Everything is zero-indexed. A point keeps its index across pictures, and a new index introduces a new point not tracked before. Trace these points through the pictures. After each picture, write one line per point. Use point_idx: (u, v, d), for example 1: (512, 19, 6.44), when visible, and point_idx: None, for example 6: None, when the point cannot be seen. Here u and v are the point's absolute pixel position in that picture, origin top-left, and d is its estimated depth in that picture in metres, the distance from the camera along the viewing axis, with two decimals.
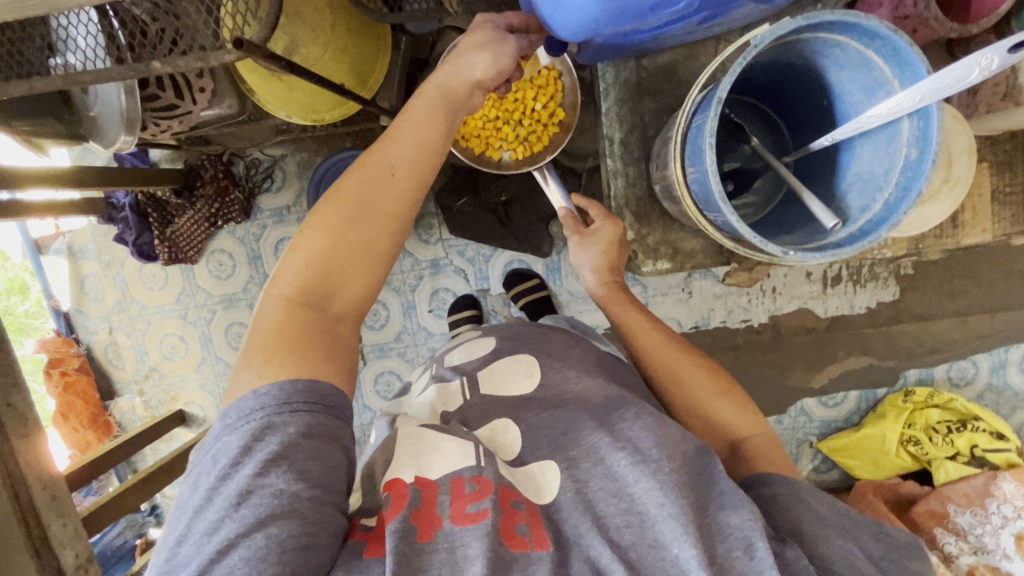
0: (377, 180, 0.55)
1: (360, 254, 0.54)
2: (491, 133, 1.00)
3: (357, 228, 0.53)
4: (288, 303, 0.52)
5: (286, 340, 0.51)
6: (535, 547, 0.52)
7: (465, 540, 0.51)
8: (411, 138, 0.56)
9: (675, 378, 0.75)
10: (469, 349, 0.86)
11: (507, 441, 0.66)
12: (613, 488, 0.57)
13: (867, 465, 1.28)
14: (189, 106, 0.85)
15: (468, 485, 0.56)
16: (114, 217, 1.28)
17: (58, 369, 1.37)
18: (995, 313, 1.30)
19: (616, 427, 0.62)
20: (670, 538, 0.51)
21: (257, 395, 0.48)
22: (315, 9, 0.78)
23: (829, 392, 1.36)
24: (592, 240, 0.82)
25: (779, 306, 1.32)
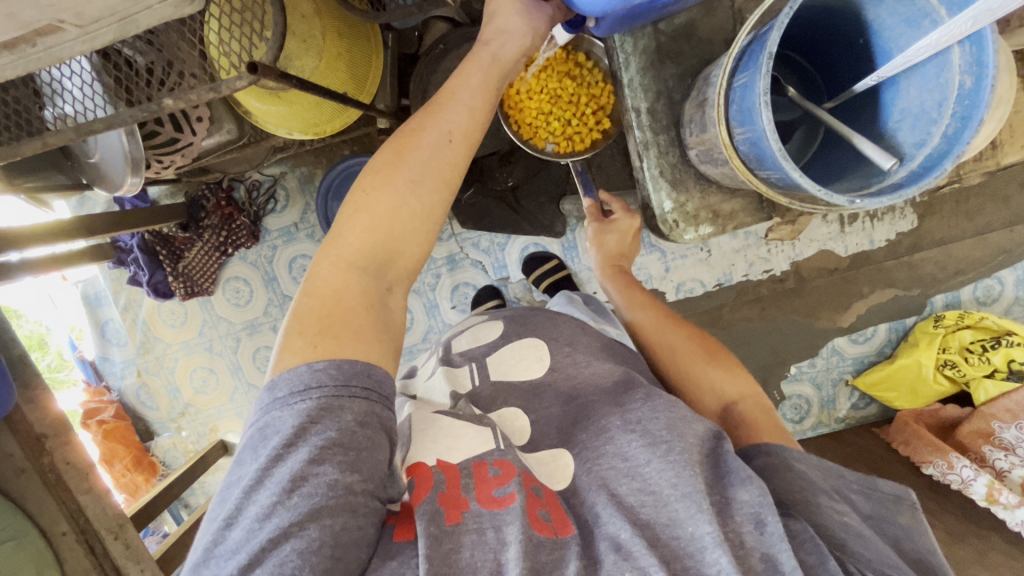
0: (435, 146, 0.53)
1: (414, 224, 0.52)
2: (538, 121, 0.98)
3: (415, 194, 0.52)
4: (346, 267, 0.51)
5: (341, 311, 0.50)
6: (559, 532, 0.52)
7: (496, 522, 0.51)
8: (466, 105, 0.55)
9: (667, 350, 0.81)
10: (475, 333, 0.87)
11: (515, 429, 0.67)
12: (623, 467, 0.56)
13: (906, 394, 1.29)
14: (189, 138, 0.83)
15: (491, 470, 0.56)
16: (124, 260, 1.27)
17: (94, 420, 1.37)
18: (1014, 227, 1.30)
19: (627, 409, 0.62)
20: (684, 517, 0.50)
21: (308, 372, 0.47)
22: (304, 19, 0.76)
23: (858, 329, 1.36)
24: (611, 226, 0.97)
25: (800, 251, 1.32)
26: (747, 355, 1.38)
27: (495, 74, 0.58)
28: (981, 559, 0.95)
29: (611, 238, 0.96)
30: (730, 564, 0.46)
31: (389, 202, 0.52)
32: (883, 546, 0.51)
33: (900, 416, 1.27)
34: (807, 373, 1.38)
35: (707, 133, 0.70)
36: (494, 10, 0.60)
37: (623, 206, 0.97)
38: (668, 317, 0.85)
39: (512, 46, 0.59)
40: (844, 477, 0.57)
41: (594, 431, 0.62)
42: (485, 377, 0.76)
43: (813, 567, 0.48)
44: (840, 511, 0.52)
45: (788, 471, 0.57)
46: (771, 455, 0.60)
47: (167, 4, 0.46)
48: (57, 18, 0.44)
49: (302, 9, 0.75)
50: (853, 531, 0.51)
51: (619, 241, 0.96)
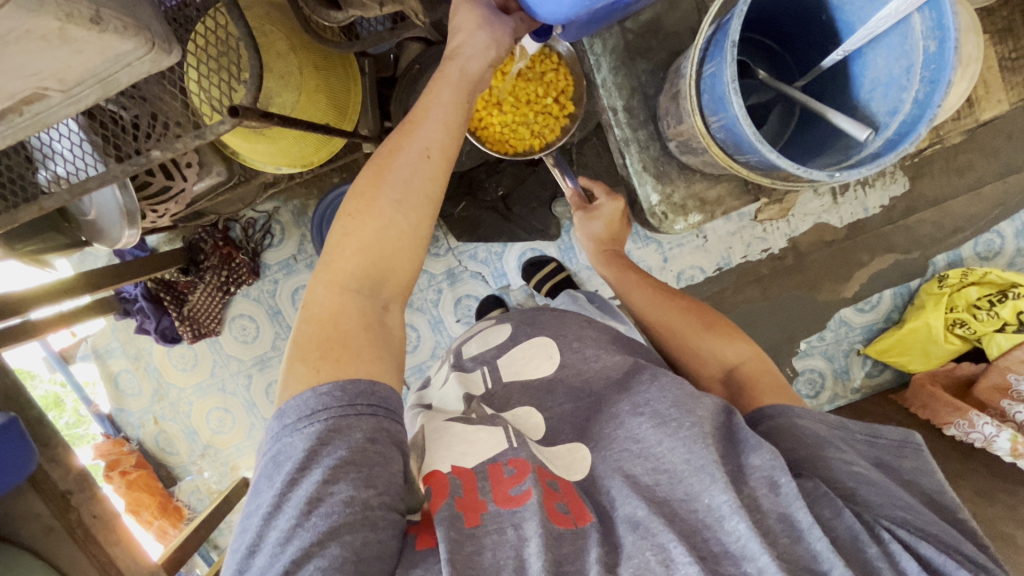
0: (413, 162, 0.54)
1: (402, 239, 0.53)
2: (507, 129, 0.97)
3: (400, 210, 0.53)
4: (341, 290, 0.52)
5: (340, 334, 0.51)
6: (579, 522, 0.53)
7: (515, 520, 0.52)
8: (440, 119, 0.56)
9: (668, 331, 0.81)
10: (484, 336, 0.87)
11: (529, 426, 0.67)
12: (636, 449, 0.57)
13: (917, 357, 1.29)
14: (180, 184, 0.86)
15: (506, 469, 0.57)
16: (130, 310, 1.29)
17: (117, 470, 1.39)
18: (1006, 179, 1.30)
19: (634, 393, 0.64)
20: (700, 490, 0.51)
21: (314, 397, 0.48)
22: (280, 57, 0.78)
23: (863, 298, 1.36)
24: (596, 214, 0.96)
25: (795, 227, 1.32)
26: (755, 337, 1.38)
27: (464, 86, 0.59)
28: (1012, 514, 0.94)
29: (602, 225, 0.96)
30: (749, 530, 0.47)
31: (374, 223, 0.53)
32: (896, 490, 0.51)
33: (913, 380, 1.27)
34: (816, 347, 1.38)
35: (683, 124, 0.70)
36: (457, 25, 0.62)
37: (605, 191, 0.97)
38: (663, 294, 0.85)
39: (478, 59, 0.60)
40: (852, 433, 0.58)
41: (607, 419, 0.63)
42: (495, 380, 0.76)
43: (831, 522, 0.49)
44: (852, 464, 0.53)
45: (790, 429, 0.58)
46: (774, 417, 0.61)
47: (145, 61, 0.48)
48: (41, 86, 0.45)
49: (277, 46, 0.77)
50: (863, 480, 0.51)
51: (607, 226, 0.96)
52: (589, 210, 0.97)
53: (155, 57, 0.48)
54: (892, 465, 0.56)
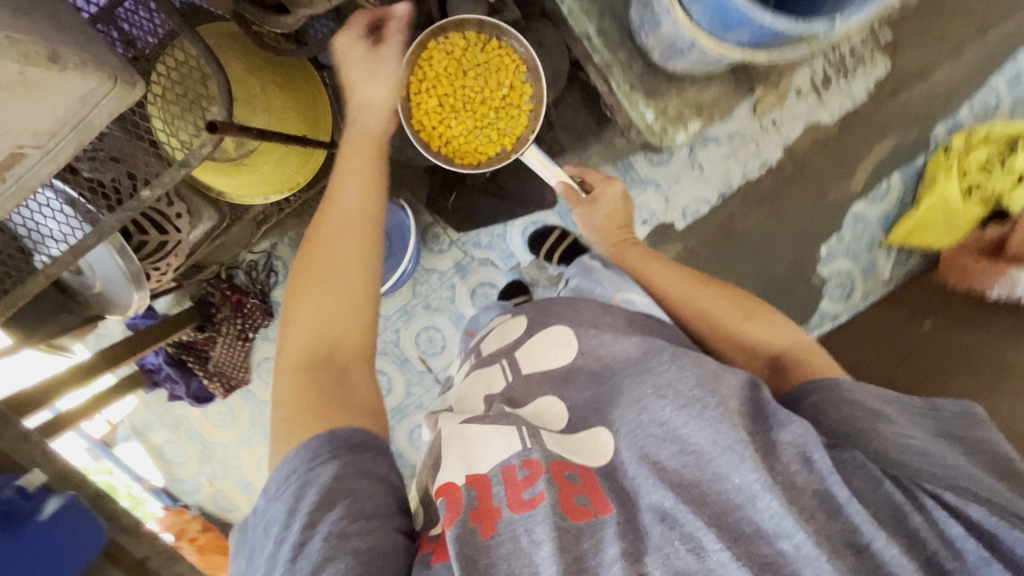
0: (329, 268, 0.69)
1: (330, 318, 0.67)
2: (470, 139, 1.00)
3: (326, 311, 0.67)
4: (298, 374, 0.64)
5: (321, 393, 0.61)
6: (598, 513, 0.54)
7: (527, 526, 0.53)
8: (344, 233, 0.72)
9: (702, 321, 0.83)
10: (500, 331, 0.84)
11: (553, 417, 0.67)
12: (662, 433, 0.57)
13: (940, 234, 1.27)
14: (176, 236, 0.86)
15: (520, 471, 0.57)
16: (157, 380, 1.29)
17: (186, 538, 1.39)
18: (990, 30, 1.24)
19: (655, 374, 0.62)
20: (730, 470, 0.52)
21: (301, 454, 0.57)
22: (234, 77, 0.76)
23: (873, 189, 1.34)
24: (597, 202, 0.99)
25: (787, 134, 1.29)
26: (774, 254, 1.36)
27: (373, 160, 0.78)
28: None
29: (608, 209, 0.99)
30: (781, 506, 0.49)
31: (336, 298, 0.68)
32: (951, 457, 0.55)
33: (942, 258, 1.25)
34: (838, 248, 1.35)
35: (663, 29, 0.70)
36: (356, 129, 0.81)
37: (598, 176, 1.00)
38: (690, 274, 0.87)
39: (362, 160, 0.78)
40: (910, 406, 0.62)
41: (629, 401, 0.62)
42: (514, 373, 0.75)
43: (866, 492, 0.52)
44: (909, 437, 0.57)
45: (841, 400, 0.63)
46: (823, 390, 0.66)
47: (112, 96, 0.48)
48: (16, 144, 0.45)
49: (229, 68, 0.75)
50: (916, 451, 0.55)
51: (608, 211, 0.99)
52: (590, 199, 0.99)
53: (121, 92, 0.48)
54: (959, 436, 0.58)
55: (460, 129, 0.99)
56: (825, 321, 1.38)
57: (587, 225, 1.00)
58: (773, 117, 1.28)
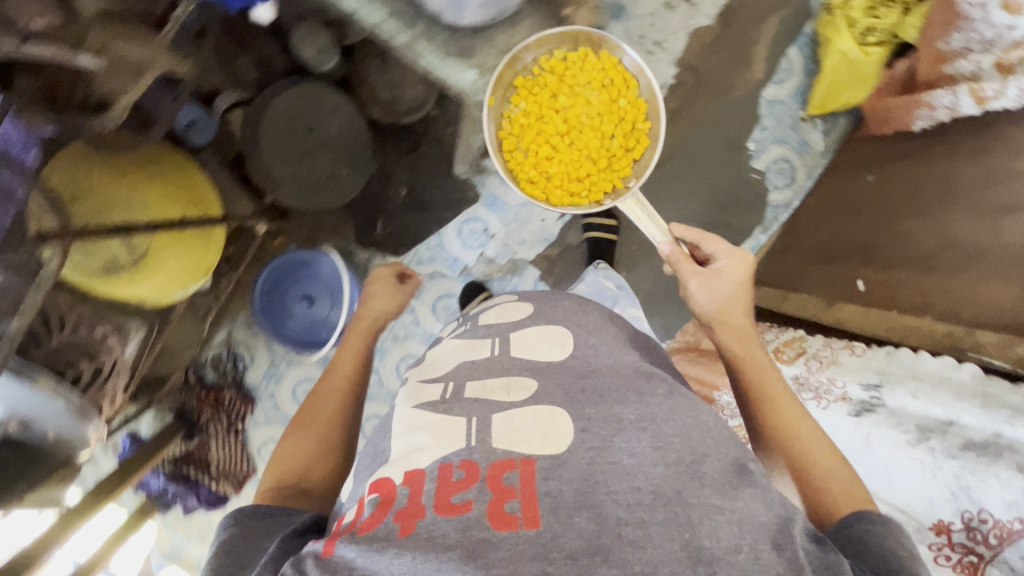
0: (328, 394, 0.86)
1: (315, 447, 0.78)
2: (608, 159, 1.04)
3: (312, 424, 0.81)
4: (277, 482, 0.74)
5: (300, 479, 0.75)
6: (524, 526, 0.50)
7: (444, 530, 0.51)
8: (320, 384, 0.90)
9: (752, 389, 0.76)
10: (505, 309, 0.87)
11: (522, 386, 0.68)
12: (628, 462, 0.55)
13: (854, 87, 1.24)
14: (112, 356, 0.86)
15: (456, 470, 0.57)
16: (168, 500, 1.29)
17: None
18: None
19: (617, 412, 0.62)
20: (688, 521, 0.50)
21: (246, 507, 0.68)
22: (101, 189, 0.77)
23: (777, 69, 1.33)
24: (718, 273, 0.86)
25: (675, 49, 1.32)
26: (706, 166, 1.34)
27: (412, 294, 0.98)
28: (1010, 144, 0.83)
29: (721, 291, 0.84)
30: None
31: (336, 422, 0.82)
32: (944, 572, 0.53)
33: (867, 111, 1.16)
34: (764, 138, 1.34)
35: None
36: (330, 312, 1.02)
37: (728, 249, 0.87)
38: (751, 339, 0.82)
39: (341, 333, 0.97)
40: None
41: (606, 415, 0.61)
42: (504, 351, 0.76)
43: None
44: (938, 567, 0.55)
45: (882, 526, 0.58)
46: (858, 523, 0.59)
47: None
48: None
49: (90, 182, 0.76)
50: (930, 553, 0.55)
51: (718, 289, 0.85)
52: (703, 271, 0.86)
53: None
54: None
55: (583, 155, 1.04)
56: (780, 213, 1.35)
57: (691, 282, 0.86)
58: (652, 38, 1.31)
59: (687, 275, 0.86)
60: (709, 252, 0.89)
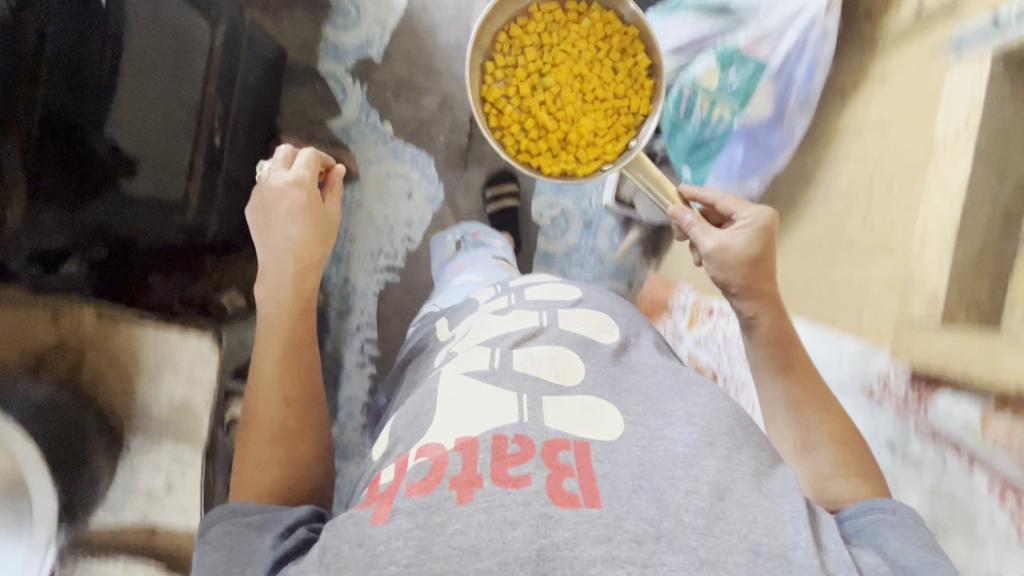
0: (272, 292, 0.70)
1: (271, 437, 0.64)
2: (605, 124, 0.83)
3: (269, 384, 0.66)
4: (264, 479, 0.61)
5: (274, 486, 0.61)
6: (588, 506, 0.42)
7: (507, 501, 0.42)
8: (277, 281, 0.70)
9: (784, 348, 0.67)
10: (549, 288, 0.74)
11: (568, 369, 0.58)
12: (682, 465, 0.47)
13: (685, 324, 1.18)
14: None
15: (510, 444, 0.47)
16: None
17: None
18: None
19: (661, 407, 0.54)
20: (738, 517, 0.44)
21: (228, 507, 0.58)
22: None
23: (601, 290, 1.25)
24: (743, 226, 0.69)
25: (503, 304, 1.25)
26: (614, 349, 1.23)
27: (311, 235, 0.71)
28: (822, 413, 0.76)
29: (746, 245, 0.68)
30: None
31: (294, 381, 0.67)
32: None
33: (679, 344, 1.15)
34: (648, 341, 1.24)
35: None
36: (266, 222, 0.72)
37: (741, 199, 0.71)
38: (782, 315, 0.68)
39: (289, 230, 0.71)
40: None
41: (649, 405, 0.54)
42: (551, 320, 0.65)
43: None
44: None
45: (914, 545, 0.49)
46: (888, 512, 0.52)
47: None
48: None
49: None
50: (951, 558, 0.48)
51: (750, 241, 0.68)
52: (737, 224, 0.70)
53: None
54: None
55: (579, 124, 0.83)
56: None
57: (726, 241, 0.68)
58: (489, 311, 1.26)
59: (706, 240, 0.69)
60: (728, 209, 0.72)
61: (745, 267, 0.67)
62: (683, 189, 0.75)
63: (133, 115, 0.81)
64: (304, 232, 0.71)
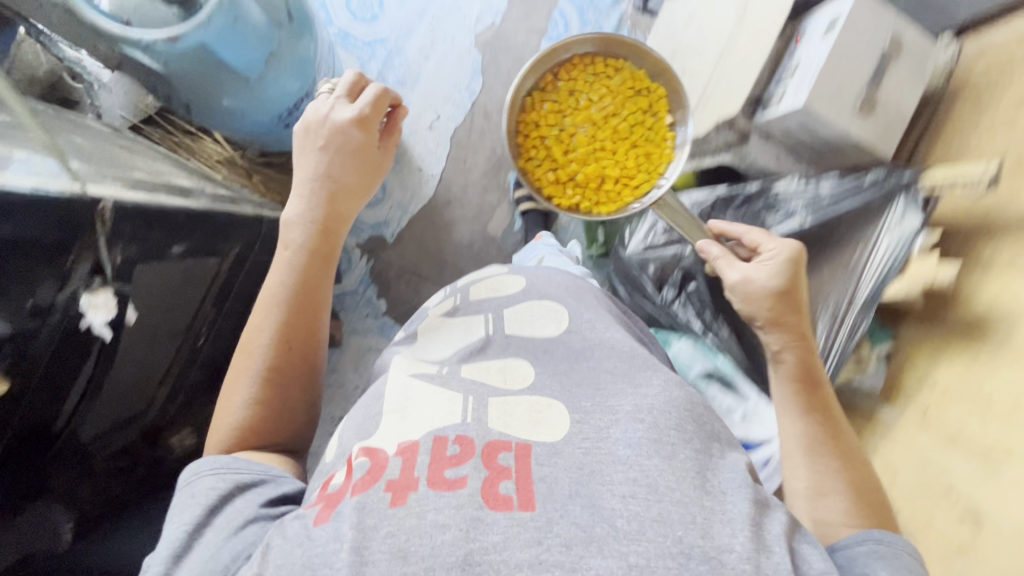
0: (299, 243, 0.69)
1: (265, 379, 0.63)
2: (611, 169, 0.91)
3: (275, 318, 0.66)
4: (247, 422, 0.61)
5: (249, 434, 0.61)
6: (520, 509, 0.43)
7: (440, 505, 0.42)
8: (309, 223, 0.69)
9: (810, 389, 0.67)
10: (493, 283, 0.73)
11: (517, 371, 0.58)
12: (622, 467, 0.47)
13: None
14: None
15: (449, 447, 0.47)
16: None
17: None
18: None
19: (610, 405, 0.54)
20: (675, 520, 0.44)
21: (220, 458, 0.57)
22: None
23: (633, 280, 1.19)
24: (767, 257, 0.71)
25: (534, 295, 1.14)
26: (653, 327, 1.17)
27: (348, 190, 0.72)
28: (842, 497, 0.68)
29: (771, 278, 0.70)
30: None
31: (303, 326, 0.66)
32: None
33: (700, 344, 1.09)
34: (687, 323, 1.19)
35: None
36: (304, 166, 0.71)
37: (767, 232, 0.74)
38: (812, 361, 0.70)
39: (331, 180, 0.71)
40: None
41: (598, 402, 0.54)
42: (497, 328, 0.65)
43: None
44: None
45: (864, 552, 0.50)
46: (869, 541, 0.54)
47: None
48: None
49: None
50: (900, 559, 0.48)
51: (772, 273, 0.70)
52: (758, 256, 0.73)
53: None
54: None
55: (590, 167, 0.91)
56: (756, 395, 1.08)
57: (744, 275, 0.71)
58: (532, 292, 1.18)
59: (734, 276, 0.72)
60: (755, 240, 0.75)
61: (767, 302, 0.70)
62: (711, 224, 0.79)
63: (136, 365, 0.76)
64: (346, 177, 0.72)
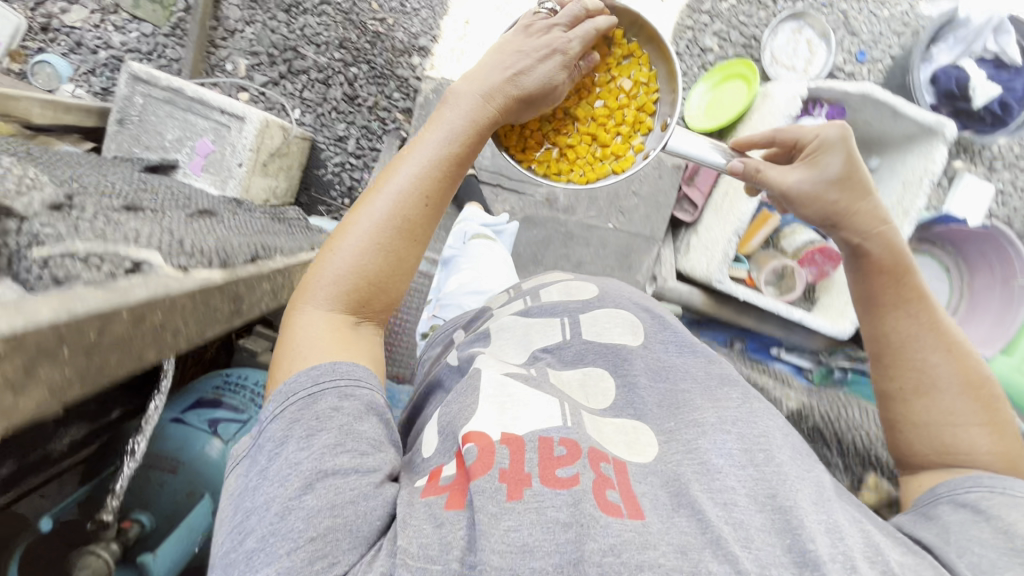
0: (460, 108, 0.61)
1: (389, 229, 0.57)
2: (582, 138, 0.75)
3: (408, 186, 0.58)
4: (360, 264, 0.56)
5: (362, 287, 0.56)
6: (632, 515, 0.42)
7: (557, 503, 0.42)
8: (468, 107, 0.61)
9: (895, 281, 0.68)
10: (567, 288, 0.76)
11: (603, 389, 0.60)
12: (715, 476, 0.47)
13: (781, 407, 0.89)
14: None
15: (556, 447, 0.47)
16: None
17: None
18: None
19: (689, 418, 0.55)
20: (780, 528, 0.43)
21: (337, 365, 0.51)
22: None
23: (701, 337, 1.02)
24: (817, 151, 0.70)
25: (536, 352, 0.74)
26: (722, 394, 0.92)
27: (521, 98, 0.62)
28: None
29: (814, 181, 0.69)
30: None
31: (429, 198, 0.60)
32: None
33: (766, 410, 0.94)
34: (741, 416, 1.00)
35: None
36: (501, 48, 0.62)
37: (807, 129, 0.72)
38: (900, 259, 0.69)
39: (518, 69, 0.61)
40: None
41: (685, 418, 0.55)
42: (573, 335, 0.67)
43: None
44: None
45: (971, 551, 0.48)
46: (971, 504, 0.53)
47: None
48: None
49: None
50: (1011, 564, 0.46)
51: (812, 173, 0.70)
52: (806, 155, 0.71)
53: None
54: None
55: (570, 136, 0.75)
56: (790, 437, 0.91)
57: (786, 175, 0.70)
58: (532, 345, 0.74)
59: (777, 176, 0.71)
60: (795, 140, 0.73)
61: (831, 189, 0.69)
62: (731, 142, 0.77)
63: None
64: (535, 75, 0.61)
